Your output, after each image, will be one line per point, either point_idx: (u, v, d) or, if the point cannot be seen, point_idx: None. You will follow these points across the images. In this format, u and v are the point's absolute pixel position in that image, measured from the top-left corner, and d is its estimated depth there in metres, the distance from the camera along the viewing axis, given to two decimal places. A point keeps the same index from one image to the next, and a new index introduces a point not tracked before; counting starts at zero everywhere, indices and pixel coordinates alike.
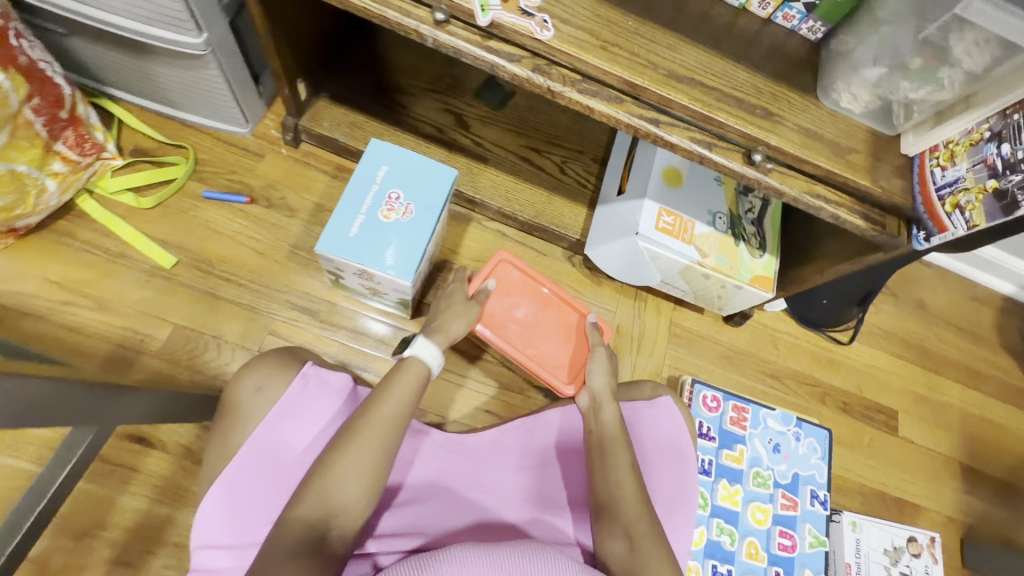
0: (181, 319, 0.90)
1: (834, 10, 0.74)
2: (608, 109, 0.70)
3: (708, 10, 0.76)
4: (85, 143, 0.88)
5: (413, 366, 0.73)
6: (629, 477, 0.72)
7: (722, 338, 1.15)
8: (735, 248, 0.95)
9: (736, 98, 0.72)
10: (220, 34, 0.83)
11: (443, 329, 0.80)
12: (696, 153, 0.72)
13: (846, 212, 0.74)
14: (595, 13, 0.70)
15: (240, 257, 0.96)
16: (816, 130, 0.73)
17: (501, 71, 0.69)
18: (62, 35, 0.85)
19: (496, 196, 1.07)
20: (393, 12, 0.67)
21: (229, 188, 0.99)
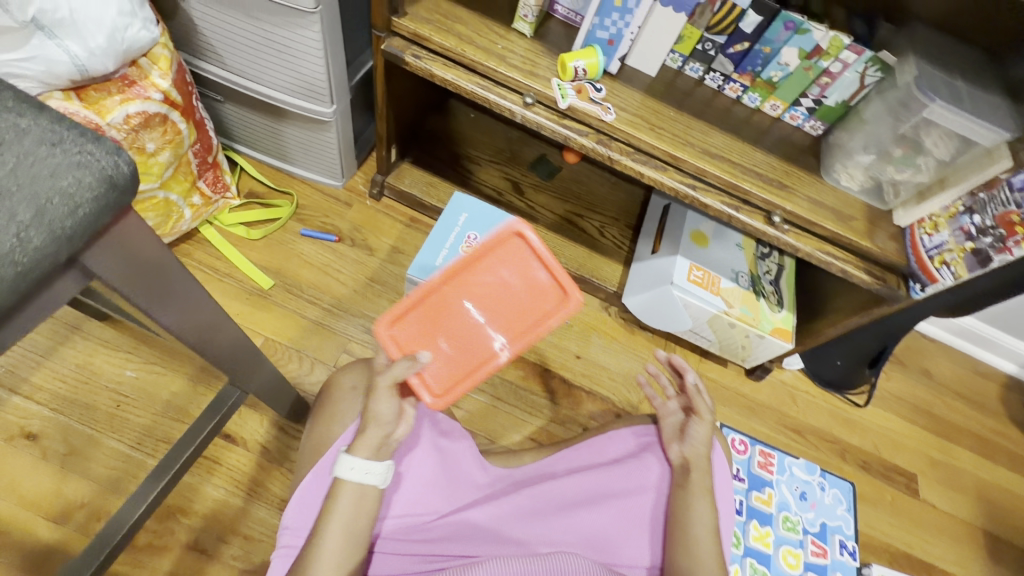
0: (271, 333, 1.03)
1: (830, 112, 0.94)
2: (655, 175, 0.88)
3: (728, 109, 0.98)
4: (217, 183, 1.07)
5: (343, 491, 0.65)
6: (706, 533, 0.79)
7: (745, 390, 1.24)
8: (757, 303, 1.09)
9: (756, 172, 0.90)
10: (344, 107, 1.05)
11: (371, 424, 0.67)
12: (726, 213, 0.89)
13: (852, 267, 0.89)
14: (644, 104, 0.91)
15: (325, 284, 1.11)
16: (822, 200, 0.90)
17: (573, 142, 0.89)
18: (219, 101, 1.08)
19: (545, 250, 1.24)
20: (493, 95, 0.88)
21: (322, 228, 1.17)
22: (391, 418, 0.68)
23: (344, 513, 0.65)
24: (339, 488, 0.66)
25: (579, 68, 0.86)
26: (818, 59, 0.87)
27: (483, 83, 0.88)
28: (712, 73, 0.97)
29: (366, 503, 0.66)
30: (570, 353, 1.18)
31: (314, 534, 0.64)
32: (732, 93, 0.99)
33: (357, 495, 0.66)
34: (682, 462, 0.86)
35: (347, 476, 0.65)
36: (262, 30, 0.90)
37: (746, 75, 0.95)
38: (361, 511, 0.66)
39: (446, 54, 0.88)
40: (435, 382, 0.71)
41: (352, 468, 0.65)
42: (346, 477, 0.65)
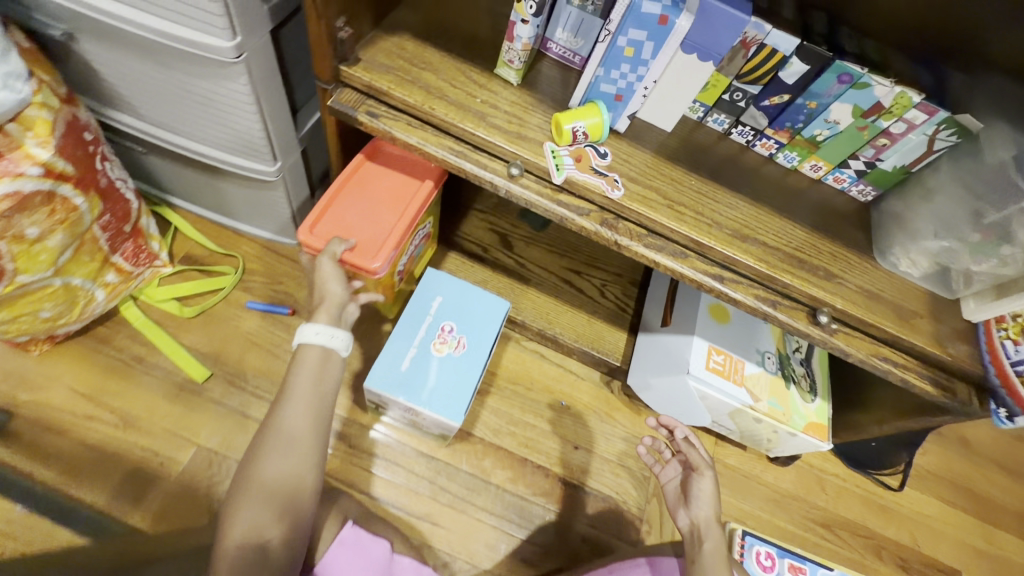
0: (206, 440, 0.85)
1: (884, 178, 0.77)
2: (673, 263, 0.71)
3: (759, 170, 0.80)
4: (140, 253, 0.89)
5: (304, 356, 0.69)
6: None
7: (768, 478, 1.08)
8: (787, 392, 0.92)
9: (797, 258, 0.73)
10: (291, 162, 0.86)
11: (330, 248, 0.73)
12: (762, 310, 0.72)
13: (913, 376, 0.72)
14: (658, 171, 0.73)
15: (276, 371, 0.93)
16: (876, 292, 0.73)
17: (570, 223, 0.71)
18: (141, 153, 0.89)
19: (538, 318, 1.06)
20: (470, 164, 0.70)
21: (272, 300, 0.99)
22: (337, 289, 0.73)
23: (290, 398, 0.67)
24: (302, 354, 0.69)
25: (578, 130, 0.68)
26: (877, 117, 0.70)
27: (457, 148, 0.70)
28: (739, 126, 0.79)
29: (315, 384, 0.68)
30: (568, 443, 1.01)
31: (267, 423, 0.66)
32: (763, 151, 0.81)
33: (309, 369, 0.69)
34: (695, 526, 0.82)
35: (295, 349, 0.70)
36: (176, 80, 0.71)
37: (783, 131, 0.77)
38: (314, 398, 0.68)
39: (410, 111, 0.70)
40: (372, 250, 0.78)
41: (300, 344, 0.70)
42: (299, 346, 0.70)
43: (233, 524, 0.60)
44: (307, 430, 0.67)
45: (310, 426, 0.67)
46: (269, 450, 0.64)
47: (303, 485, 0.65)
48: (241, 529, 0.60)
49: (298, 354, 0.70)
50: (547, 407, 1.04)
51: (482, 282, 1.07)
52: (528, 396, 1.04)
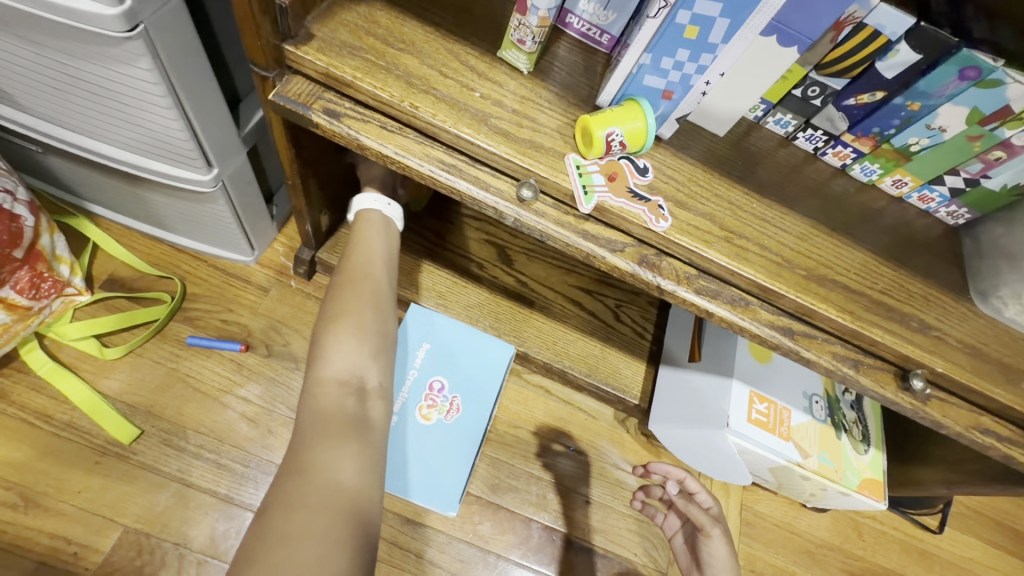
0: (134, 519, 0.68)
1: (987, 199, 0.61)
2: (730, 314, 0.55)
3: (831, 186, 0.64)
4: (42, 283, 0.70)
5: (371, 219, 0.69)
6: None
7: (801, 527, 0.96)
8: (838, 443, 0.78)
9: (885, 305, 0.57)
10: (235, 168, 0.67)
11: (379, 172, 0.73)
12: (839, 372, 0.56)
13: (1021, 451, 0.58)
14: (713, 192, 0.56)
15: (224, 425, 0.75)
16: (981, 348, 0.58)
17: (598, 261, 0.54)
18: (38, 153, 0.69)
19: (544, 349, 0.90)
20: (466, 183, 0.52)
21: (221, 334, 0.81)
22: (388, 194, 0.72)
23: (366, 253, 0.65)
24: (366, 217, 0.69)
25: (614, 138, 0.51)
26: (997, 125, 0.54)
27: (450, 161, 0.52)
28: (808, 130, 0.62)
29: (385, 245, 0.67)
30: (578, 498, 0.86)
31: (342, 272, 0.63)
32: (835, 160, 0.65)
33: (378, 228, 0.69)
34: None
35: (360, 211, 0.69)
36: (56, 61, 0.51)
37: (867, 138, 0.60)
38: (386, 255, 0.66)
39: (385, 109, 0.51)
40: None
41: (362, 202, 0.70)
42: (360, 206, 0.70)
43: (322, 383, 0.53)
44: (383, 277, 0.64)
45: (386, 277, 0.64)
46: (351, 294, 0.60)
47: (389, 328, 0.61)
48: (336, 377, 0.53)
49: (365, 215, 0.69)
50: (553, 454, 0.88)
51: (477, 306, 0.90)
52: (532, 441, 0.88)
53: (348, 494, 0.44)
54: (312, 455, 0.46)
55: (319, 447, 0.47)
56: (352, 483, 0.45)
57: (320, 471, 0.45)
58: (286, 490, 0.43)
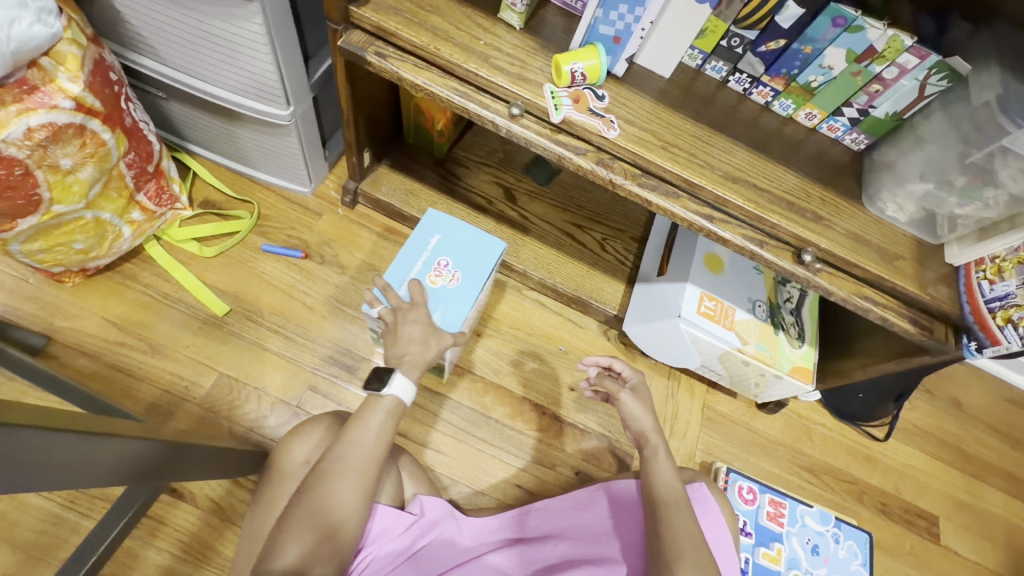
0: (226, 368, 0.91)
1: (877, 125, 0.79)
2: (665, 203, 0.74)
3: (756, 117, 0.83)
4: (163, 195, 0.94)
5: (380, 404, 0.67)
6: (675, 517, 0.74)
7: (756, 425, 1.13)
8: (775, 337, 0.97)
9: (786, 201, 0.75)
10: (304, 108, 0.91)
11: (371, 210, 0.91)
12: (749, 250, 0.75)
13: (894, 314, 0.76)
14: (656, 116, 0.76)
15: (291, 309, 0.99)
16: (862, 235, 0.76)
17: (568, 161, 0.74)
18: (162, 98, 0.94)
19: (539, 268, 1.10)
20: (473, 105, 0.73)
21: (287, 244, 1.04)
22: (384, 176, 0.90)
23: (359, 430, 0.66)
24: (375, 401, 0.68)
25: (577, 72, 0.71)
26: (870, 62, 0.72)
27: (462, 89, 0.74)
28: (737, 74, 0.81)
29: (375, 442, 0.66)
30: (564, 386, 1.06)
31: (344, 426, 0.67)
32: (760, 99, 0.83)
33: (371, 429, 0.67)
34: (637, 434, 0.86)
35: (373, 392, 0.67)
36: (195, 22, 0.75)
37: (779, 78, 0.79)
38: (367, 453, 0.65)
39: (417, 52, 0.73)
40: None
41: (395, 380, 0.68)
42: (370, 394, 0.68)
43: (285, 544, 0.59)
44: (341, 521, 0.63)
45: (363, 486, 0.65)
46: (313, 520, 0.61)
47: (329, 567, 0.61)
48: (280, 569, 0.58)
49: (369, 399, 0.68)
50: (545, 352, 1.09)
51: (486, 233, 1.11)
52: (528, 341, 1.09)
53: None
54: None
55: None
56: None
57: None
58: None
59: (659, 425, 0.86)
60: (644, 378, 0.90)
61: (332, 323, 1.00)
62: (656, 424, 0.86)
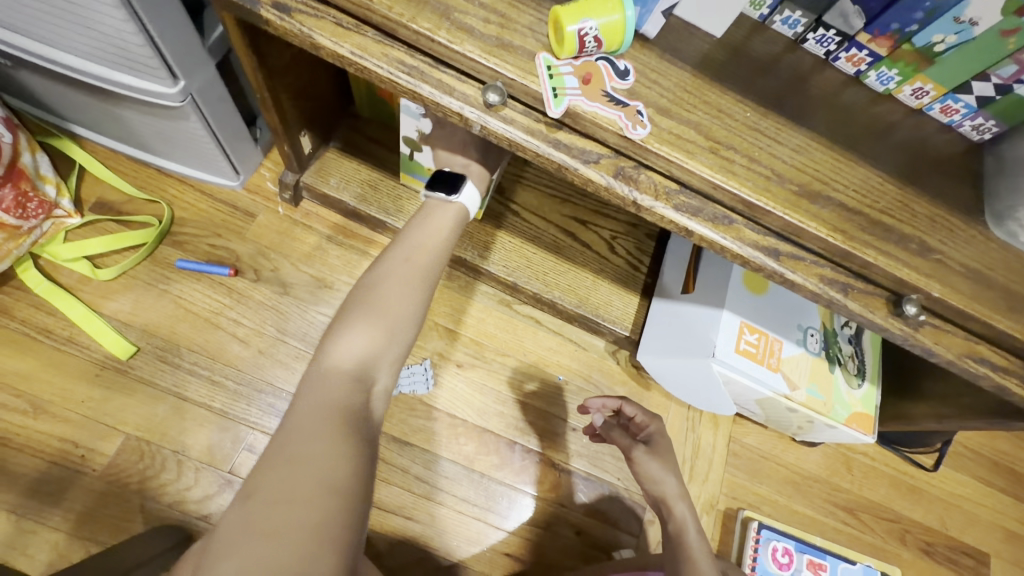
0: (135, 428, 0.73)
1: (1019, 108, 0.54)
2: (710, 232, 0.51)
3: (841, 94, 0.58)
4: (28, 202, 0.72)
5: (449, 209, 0.64)
6: None
7: (789, 460, 0.96)
8: (829, 377, 0.76)
9: (884, 225, 0.52)
10: (203, 81, 0.65)
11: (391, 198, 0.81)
12: (825, 297, 0.53)
13: (1017, 382, 0.55)
14: (700, 98, 0.51)
15: (217, 345, 0.78)
16: (986, 273, 0.54)
17: (571, 174, 0.50)
18: (10, 67, 0.68)
19: (533, 280, 0.88)
20: (428, 87, 0.48)
21: (209, 258, 0.82)
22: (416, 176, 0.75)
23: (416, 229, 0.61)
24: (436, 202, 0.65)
25: (588, 33, 0.46)
26: None
27: (410, 62, 0.48)
28: (819, 30, 0.56)
29: (444, 230, 0.62)
30: (561, 424, 0.88)
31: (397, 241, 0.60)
32: (848, 67, 0.58)
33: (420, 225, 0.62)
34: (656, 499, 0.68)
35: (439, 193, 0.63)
36: None
37: (885, 38, 0.53)
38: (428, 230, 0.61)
39: (340, 4, 0.48)
40: None
41: (466, 190, 0.65)
42: (433, 196, 0.65)
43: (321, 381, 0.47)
44: (398, 297, 0.54)
45: (427, 257, 0.58)
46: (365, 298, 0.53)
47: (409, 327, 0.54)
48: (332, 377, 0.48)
49: (432, 203, 0.65)
50: (540, 383, 0.89)
51: (466, 235, 0.88)
52: (519, 370, 0.89)
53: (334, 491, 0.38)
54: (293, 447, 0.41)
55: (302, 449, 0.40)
56: (341, 493, 0.39)
57: (304, 469, 0.39)
58: (272, 471, 0.39)
59: (683, 488, 0.68)
60: (661, 428, 0.71)
61: (272, 360, 0.79)
62: (682, 487, 0.68)
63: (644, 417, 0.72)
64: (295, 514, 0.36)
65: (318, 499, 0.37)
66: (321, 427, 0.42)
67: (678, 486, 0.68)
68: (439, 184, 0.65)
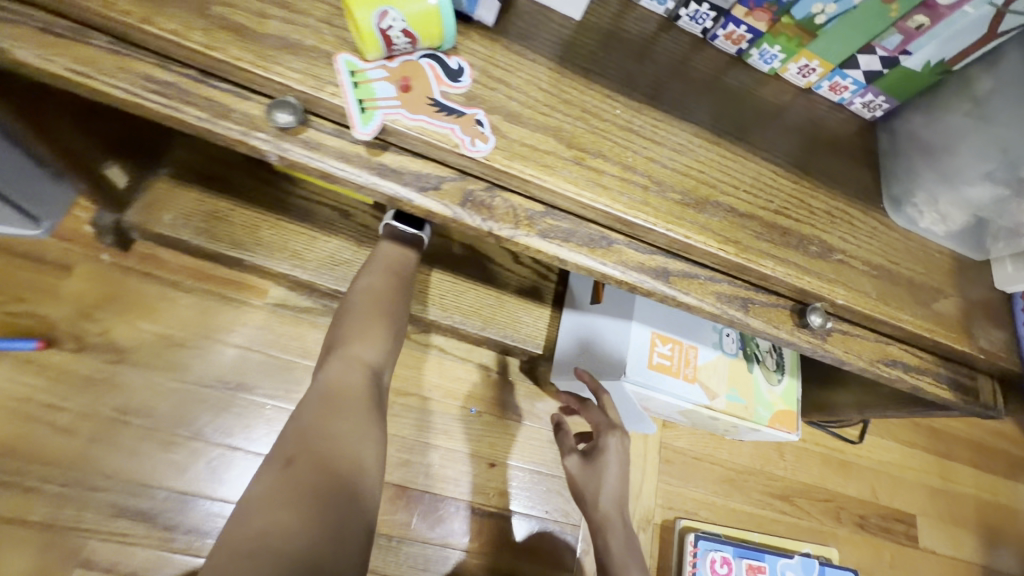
0: None
1: (906, 84, 0.49)
2: (587, 258, 0.43)
3: (726, 77, 0.50)
4: None
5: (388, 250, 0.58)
6: None
7: (722, 457, 0.93)
8: (749, 377, 0.72)
9: (779, 227, 0.46)
10: None
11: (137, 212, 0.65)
12: (727, 317, 0.46)
13: (929, 380, 0.51)
14: (559, 96, 0.42)
15: (30, 441, 0.63)
16: (890, 269, 0.49)
17: (407, 205, 0.40)
18: None
19: (430, 305, 0.77)
20: (193, 111, 0.36)
21: (11, 332, 0.66)
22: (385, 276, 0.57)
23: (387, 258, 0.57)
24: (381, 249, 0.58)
25: (391, 26, 0.36)
26: None
27: (163, 77, 0.36)
28: (692, 5, 0.47)
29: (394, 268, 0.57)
30: (478, 461, 0.79)
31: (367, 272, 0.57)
32: (728, 46, 0.50)
33: (383, 264, 0.58)
34: (600, 522, 0.66)
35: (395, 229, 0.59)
36: None
37: (762, 11, 0.46)
38: (396, 262, 0.58)
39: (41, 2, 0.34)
40: None
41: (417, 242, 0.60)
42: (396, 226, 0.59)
43: (336, 365, 0.49)
44: (389, 305, 0.55)
45: (398, 267, 0.57)
46: (353, 303, 0.54)
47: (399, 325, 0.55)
48: (349, 366, 0.49)
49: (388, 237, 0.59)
50: (450, 421, 0.80)
51: (345, 264, 0.74)
52: (425, 408, 0.79)
53: (307, 483, 0.38)
54: (305, 437, 0.42)
55: (316, 439, 0.42)
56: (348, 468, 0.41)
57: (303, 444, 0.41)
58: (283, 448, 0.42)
59: (620, 510, 0.66)
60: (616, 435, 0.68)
61: (108, 446, 0.65)
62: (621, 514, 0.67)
63: (601, 421, 0.70)
64: (294, 484, 0.38)
65: (328, 477, 0.39)
66: (318, 415, 0.44)
67: (615, 504, 0.67)
68: (405, 220, 0.59)
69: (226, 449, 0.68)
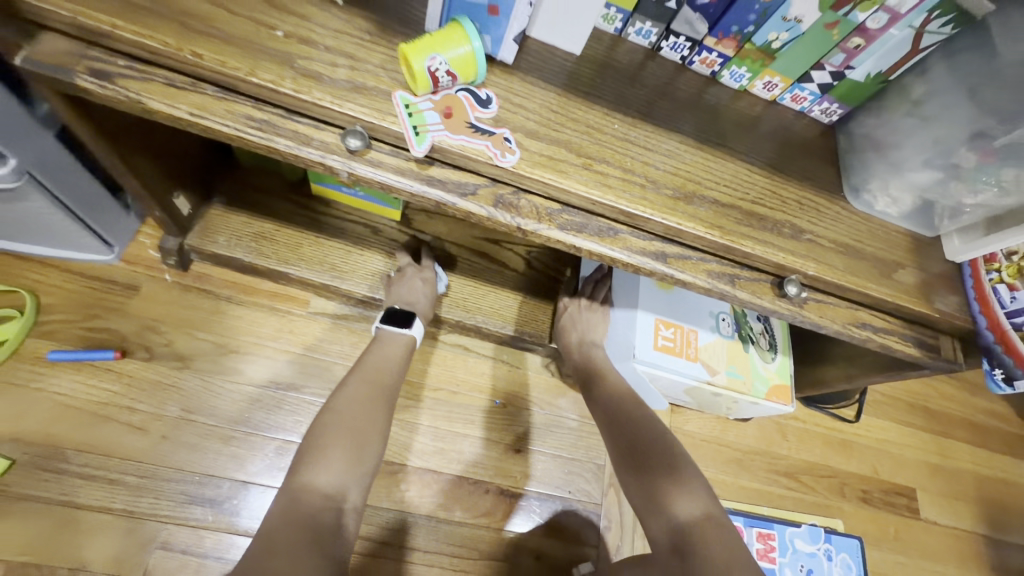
0: (19, 552, 0.64)
1: (855, 91, 0.59)
2: (599, 245, 0.52)
3: (704, 94, 0.60)
4: None
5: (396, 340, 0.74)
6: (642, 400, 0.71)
7: (729, 438, 1.00)
8: (745, 356, 0.80)
9: (757, 215, 0.55)
10: (41, 155, 0.59)
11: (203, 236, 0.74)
12: (718, 291, 0.55)
13: (896, 340, 0.60)
14: (569, 116, 0.52)
15: (108, 440, 0.70)
16: (854, 246, 0.58)
17: (451, 208, 0.49)
18: None
19: (454, 307, 0.86)
20: (284, 140, 0.45)
21: (89, 344, 0.74)
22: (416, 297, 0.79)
23: (377, 357, 0.71)
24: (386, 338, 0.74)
25: (437, 69, 0.46)
26: (850, 8, 0.51)
27: (259, 116, 0.46)
28: (671, 38, 0.58)
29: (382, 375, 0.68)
30: (505, 448, 0.86)
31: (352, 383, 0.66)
32: (704, 69, 0.61)
33: (363, 377, 0.67)
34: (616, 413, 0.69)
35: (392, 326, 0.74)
36: None
37: (729, 40, 0.56)
38: (377, 374, 0.68)
39: (167, 63, 0.44)
40: None
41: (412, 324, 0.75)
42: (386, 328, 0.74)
43: (293, 491, 0.53)
44: (369, 422, 0.62)
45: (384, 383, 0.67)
46: (338, 415, 0.61)
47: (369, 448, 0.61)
48: (309, 493, 0.53)
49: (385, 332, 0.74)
50: (477, 412, 0.87)
51: (378, 273, 0.83)
52: (455, 402, 0.87)
53: None
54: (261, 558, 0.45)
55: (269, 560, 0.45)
56: None
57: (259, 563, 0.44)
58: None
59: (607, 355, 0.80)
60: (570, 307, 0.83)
61: (176, 443, 0.73)
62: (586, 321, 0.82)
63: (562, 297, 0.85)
64: None
65: None
66: (289, 534, 0.48)
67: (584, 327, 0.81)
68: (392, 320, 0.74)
69: (280, 443, 0.76)
